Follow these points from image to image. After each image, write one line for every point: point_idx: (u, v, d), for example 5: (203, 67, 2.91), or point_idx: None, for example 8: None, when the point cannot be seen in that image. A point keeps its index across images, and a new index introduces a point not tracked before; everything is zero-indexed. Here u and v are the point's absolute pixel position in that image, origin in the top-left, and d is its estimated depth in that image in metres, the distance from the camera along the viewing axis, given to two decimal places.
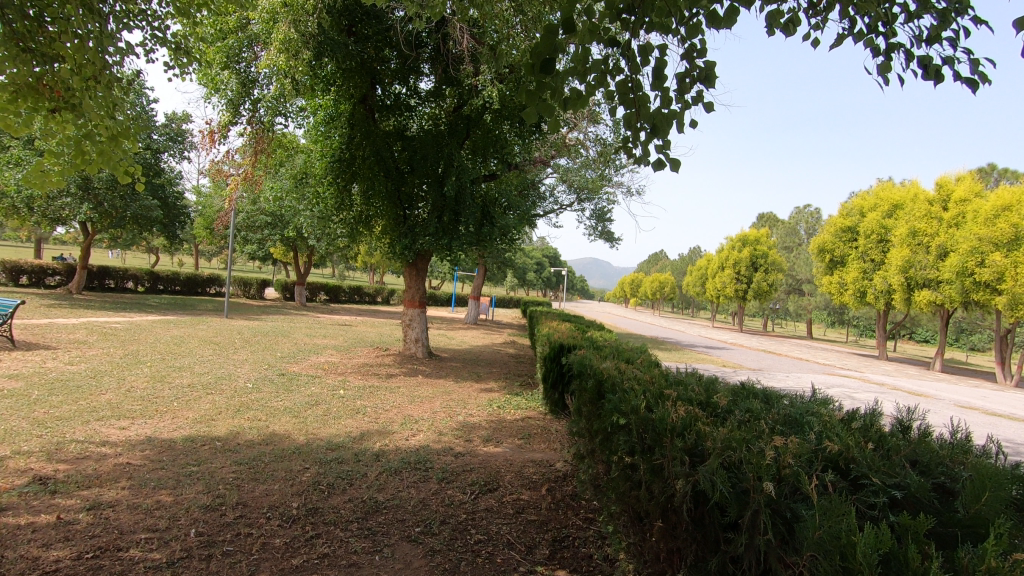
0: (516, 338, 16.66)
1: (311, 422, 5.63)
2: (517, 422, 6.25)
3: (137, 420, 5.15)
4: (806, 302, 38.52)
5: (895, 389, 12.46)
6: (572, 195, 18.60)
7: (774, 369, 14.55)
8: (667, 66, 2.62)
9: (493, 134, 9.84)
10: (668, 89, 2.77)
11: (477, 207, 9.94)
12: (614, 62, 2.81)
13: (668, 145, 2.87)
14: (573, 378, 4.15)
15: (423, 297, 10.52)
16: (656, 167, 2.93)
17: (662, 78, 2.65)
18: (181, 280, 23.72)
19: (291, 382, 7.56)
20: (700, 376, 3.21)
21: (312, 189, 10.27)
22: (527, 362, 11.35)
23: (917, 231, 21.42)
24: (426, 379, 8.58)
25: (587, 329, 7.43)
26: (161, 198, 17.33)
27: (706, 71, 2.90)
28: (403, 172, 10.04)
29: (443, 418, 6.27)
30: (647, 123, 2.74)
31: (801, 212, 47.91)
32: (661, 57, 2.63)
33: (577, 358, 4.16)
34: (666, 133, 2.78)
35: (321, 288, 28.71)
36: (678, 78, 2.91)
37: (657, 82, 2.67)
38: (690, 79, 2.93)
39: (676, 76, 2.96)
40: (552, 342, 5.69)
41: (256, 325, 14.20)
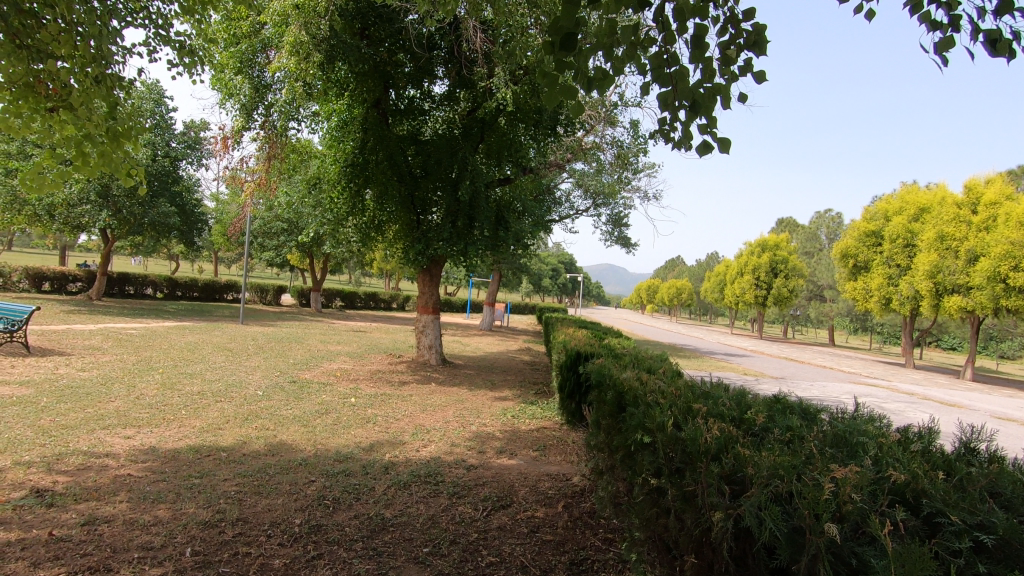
0: (531, 345, 16.46)
1: (319, 432, 5.48)
2: (532, 432, 6.02)
3: (142, 428, 5.04)
4: (828, 309, 37.72)
5: (926, 399, 12.00)
6: (588, 200, 18.39)
7: (798, 377, 14.15)
8: (707, 33, 2.41)
9: (507, 137, 9.71)
10: (710, 60, 2.55)
11: (491, 212, 9.78)
12: (646, 37, 2.61)
13: (714, 124, 2.65)
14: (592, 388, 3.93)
15: (437, 303, 10.37)
16: (703, 150, 2.71)
17: (702, 48, 2.44)
18: (199, 286, 23.96)
19: (302, 389, 7.44)
20: (729, 388, 2.96)
21: (324, 194, 10.20)
22: (542, 369, 11.12)
23: (946, 235, 20.78)
24: (439, 387, 8.39)
25: (605, 337, 7.18)
26: (179, 205, 17.52)
27: (755, 36, 2.68)
28: (417, 176, 9.96)
29: (455, 428, 6.07)
30: (688, 100, 2.54)
31: (821, 217, 47.11)
32: (701, 24, 2.42)
33: (595, 367, 3.95)
34: (710, 109, 2.56)
35: (337, 294, 28.81)
36: (721, 47, 2.70)
37: (697, 53, 2.47)
38: (735, 47, 2.71)
39: (720, 45, 2.76)
40: (568, 349, 5.48)
41: (270, 331, 14.18)
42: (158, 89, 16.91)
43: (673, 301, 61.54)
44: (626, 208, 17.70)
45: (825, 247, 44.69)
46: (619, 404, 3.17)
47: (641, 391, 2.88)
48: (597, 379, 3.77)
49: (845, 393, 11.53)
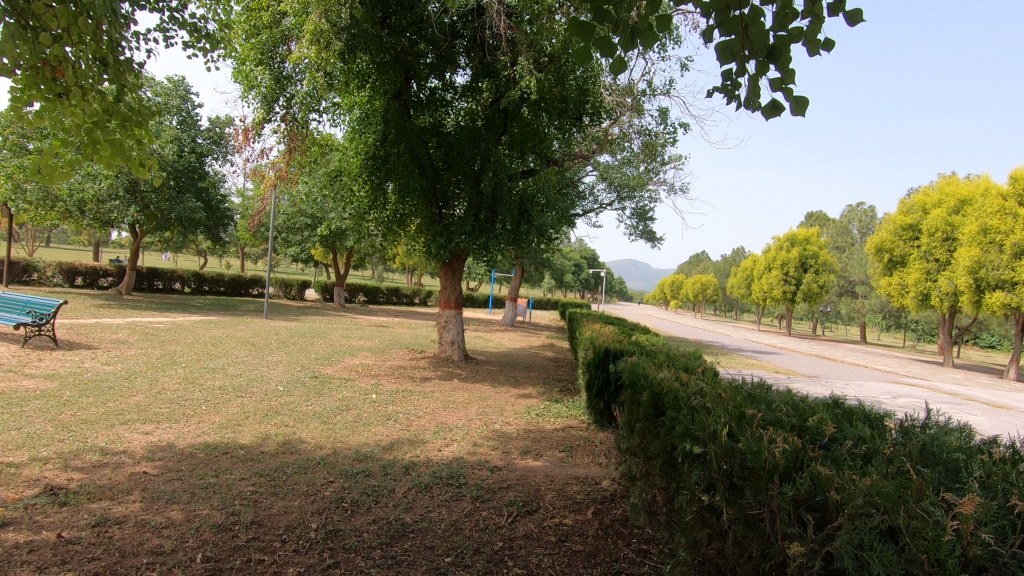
0: (554, 341, 16.20)
1: (340, 429, 5.35)
2: (558, 432, 5.80)
3: (161, 424, 4.97)
4: (859, 305, 36.62)
5: (970, 399, 11.44)
6: (612, 193, 18.05)
7: (832, 376, 13.66)
8: None
9: (531, 128, 9.48)
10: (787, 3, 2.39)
11: (515, 205, 9.55)
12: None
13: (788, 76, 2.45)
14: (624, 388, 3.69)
15: (459, 298, 10.20)
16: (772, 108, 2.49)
17: None
18: (226, 282, 24.26)
19: (323, 385, 7.34)
20: (781, 391, 2.69)
21: (346, 188, 10.09)
22: (567, 366, 10.89)
23: (989, 228, 19.86)
24: (461, 383, 8.22)
25: (633, 333, 6.92)
26: (205, 200, 17.71)
27: None
28: (439, 169, 9.80)
29: (478, 426, 5.88)
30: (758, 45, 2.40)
31: (853, 210, 45.77)
32: None
33: (627, 366, 3.72)
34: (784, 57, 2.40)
35: (360, 290, 28.93)
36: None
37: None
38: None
39: None
40: (596, 346, 5.24)
41: (293, 326, 14.20)
42: (183, 87, 17.24)
43: (698, 297, 60.52)
44: (652, 201, 17.33)
45: (857, 242, 43.38)
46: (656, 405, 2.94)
47: (682, 393, 2.65)
48: (629, 379, 3.54)
49: (883, 393, 11.09)
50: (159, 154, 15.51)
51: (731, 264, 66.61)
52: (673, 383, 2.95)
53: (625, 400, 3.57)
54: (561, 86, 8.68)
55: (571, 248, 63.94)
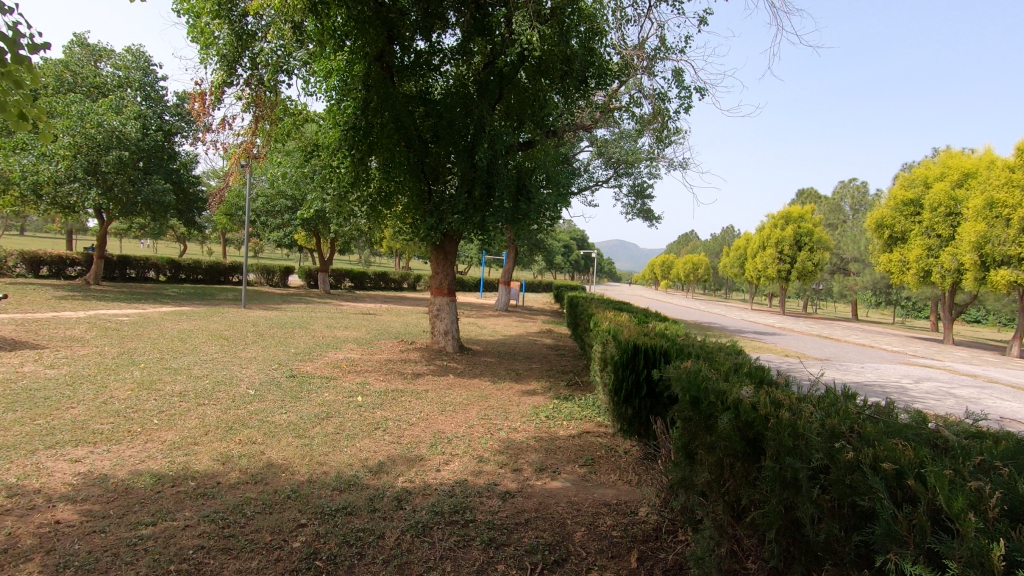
0: (552, 327, 15.39)
1: (318, 446, 4.48)
2: (574, 440, 5.00)
3: (98, 446, 4.07)
4: (852, 282, 36.29)
5: (991, 382, 10.96)
6: (608, 170, 17.16)
7: (845, 359, 13.04)
8: None
9: (529, 94, 8.58)
10: None
11: (512, 179, 8.66)
12: None
13: None
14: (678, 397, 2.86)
15: (452, 284, 9.32)
16: None
17: None
18: (203, 269, 23.10)
19: (302, 385, 6.47)
20: (947, 429, 1.88)
21: (323, 164, 9.07)
22: (569, 355, 10.13)
23: (995, 202, 19.26)
24: (458, 380, 7.38)
25: (651, 322, 6.13)
26: (175, 182, 16.56)
27: None
28: (426, 141, 8.90)
29: (482, 435, 5.04)
30: None
31: (845, 187, 44.87)
32: None
33: (684, 373, 2.85)
34: None
35: (346, 275, 27.83)
36: None
37: None
38: None
39: None
40: (623, 343, 4.43)
41: (273, 316, 13.24)
42: (144, 59, 16.37)
43: (690, 277, 59.97)
44: (651, 177, 16.45)
45: (849, 219, 42.86)
46: (749, 433, 2.11)
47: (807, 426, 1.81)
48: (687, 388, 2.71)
49: (904, 378, 10.52)
50: (120, 132, 14.29)
51: (721, 244, 66.11)
52: (773, 406, 2.11)
53: (682, 415, 2.75)
54: (564, 44, 7.71)
55: (561, 228, 62.86)
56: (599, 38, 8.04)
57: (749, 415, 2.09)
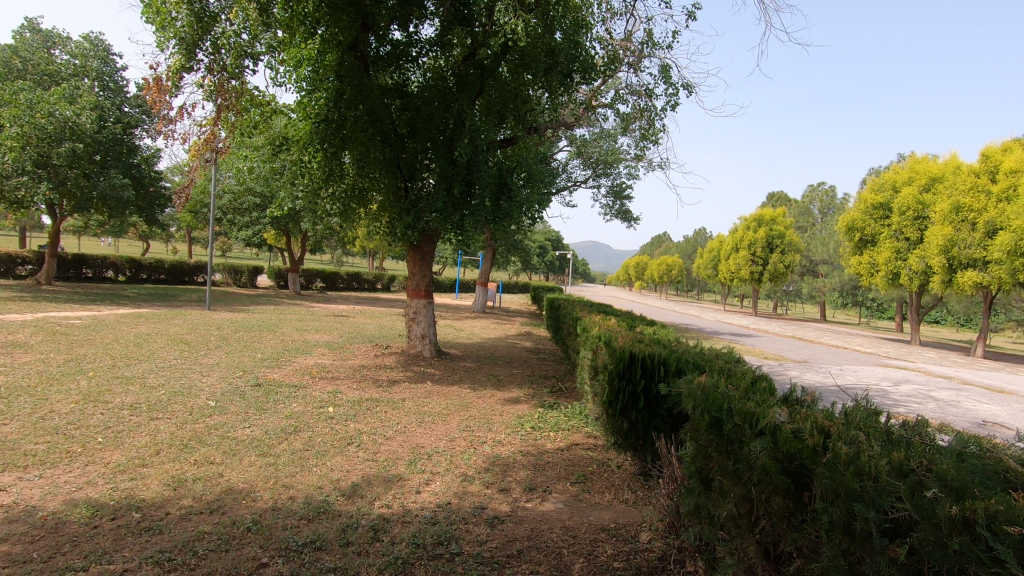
0: (531, 329, 15.07)
1: (284, 466, 4.05)
2: (563, 455, 4.69)
3: (28, 472, 3.58)
4: (822, 284, 37.04)
5: (964, 383, 11.13)
6: (586, 170, 16.98)
7: (823, 361, 13.04)
8: None
9: (510, 89, 8.29)
10: None
11: (493, 176, 8.34)
12: None
13: None
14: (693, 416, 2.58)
15: (429, 285, 8.93)
16: None
17: None
18: (166, 268, 22.10)
19: (268, 395, 5.99)
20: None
21: (292, 159, 8.57)
22: (550, 359, 9.84)
23: (962, 206, 19.74)
24: (437, 387, 6.99)
25: (641, 327, 5.88)
26: (135, 177, 15.74)
27: None
28: (403, 135, 8.52)
29: (464, 450, 4.68)
30: None
31: (814, 190, 45.66)
32: None
33: (700, 389, 2.56)
34: None
35: (318, 275, 27.06)
36: None
37: None
38: None
39: None
40: (618, 352, 4.13)
41: (239, 318, 12.61)
42: (103, 47, 15.51)
43: (663, 278, 60.49)
44: (630, 178, 16.32)
45: (818, 222, 43.73)
46: (792, 468, 1.82)
47: (872, 468, 1.53)
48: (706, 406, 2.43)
49: (883, 380, 10.52)
50: (73, 122, 13.46)
51: (694, 246, 66.88)
52: (819, 435, 1.83)
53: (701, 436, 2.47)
54: (548, 36, 7.43)
55: (537, 229, 62.71)
56: (584, 31, 7.76)
57: (791, 445, 1.80)
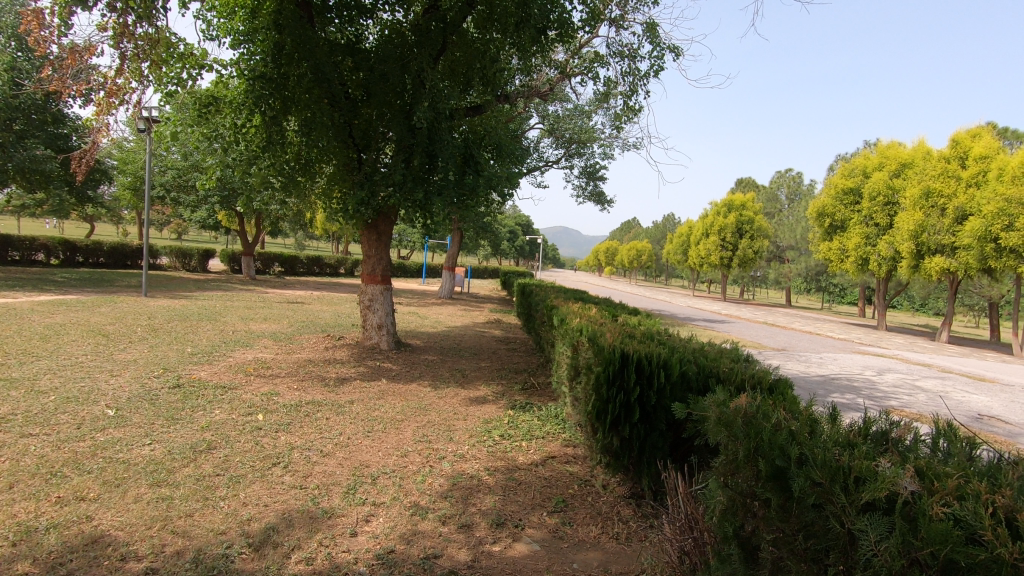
0: (500, 317, 14.25)
1: (180, 501, 3.13)
2: (539, 474, 3.91)
3: None
4: (787, 269, 37.32)
5: (946, 371, 10.87)
6: (558, 150, 16.16)
7: (801, 349, 12.67)
8: None
9: (477, 48, 7.38)
10: None
11: (458, 147, 7.36)
12: None
13: None
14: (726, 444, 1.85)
15: (386, 269, 7.99)
16: None
17: None
18: (106, 251, 20.40)
19: (186, 400, 5.02)
20: None
21: (226, 124, 7.43)
22: (521, 350, 9.09)
23: (932, 192, 19.73)
24: (393, 386, 6.12)
25: (625, 318, 5.17)
26: (62, 150, 14.26)
27: None
28: (357, 100, 7.52)
29: (418, 469, 3.83)
30: None
31: (781, 177, 45.84)
32: None
33: (738, 414, 1.82)
34: None
35: (275, 259, 25.63)
36: None
37: None
38: None
39: None
40: (606, 350, 3.36)
41: (177, 306, 11.39)
42: None
43: (633, 263, 60.40)
44: (604, 158, 15.56)
45: (785, 208, 44.03)
46: None
47: None
48: (751, 439, 1.70)
49: (866, 369, 10.12)
50: None
51: (663, 231, 66.99)
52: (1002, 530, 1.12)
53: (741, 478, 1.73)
54: None
55: (507, 212, 61.74)
56: None
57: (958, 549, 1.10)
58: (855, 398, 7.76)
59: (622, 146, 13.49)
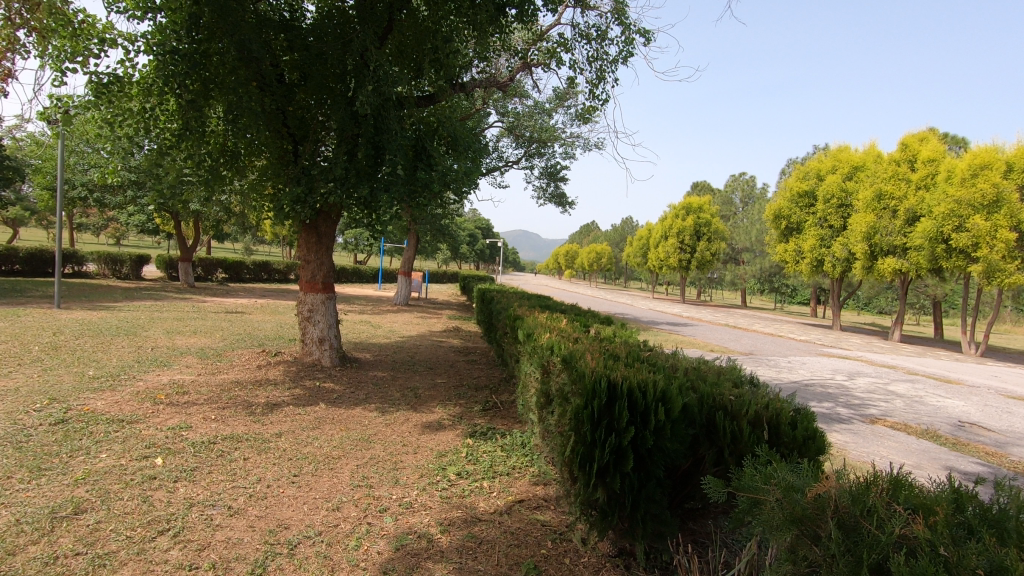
0: (458, 325, 13.43)
1: None
2: (503, 528, 3.16)
3: None
4: (743, 272, 37.88)
5: (914, 374, 10.72)
6: (517, 149, 15.49)
7: (768, 353, 12.36)
8: None
9: (428, 28, 6.63)
10: None
11: (408, 139, 6.57)
12: None
13: None
14: (796, 545, 1.52)
15: (328, 276, 7.12)
16: None
17: None
18: (22, 258, 18.48)
19: (65, 443, 4.03)
20: None
21: (134, 109, 6.36)
22: (481, 362, 8.33)
23: (883, 194, 20.11)
24: (332, 412, 5.25)
25: (600, 330, 4.52)
26: None
27: None
28: (292, 84, 6.66)
29: (352, 531, 3.04)
30: None
31: (735, 181, 46.63)
32: None
33: (831, 504, 1.48)
34: None
35: (218, 265, 24.00)
36: None
37: None
38: None
39: None
40: (588, 377, 2.68)
41: (92, 319, 10.08)
42: None
43: (593, 266, 60.39)
44: (566, 158, 14.99)
45: (739, 211, 44.79)
46: None
47: None
48: (863, 560, 1.36)
49: (837, 374, 9.83)
50: None
51: (622, 234, 67.57)
52: None
53: None
54: None
55: (466, 216, 60.95)
56: None
57: None
58: (834, 406, 7.35)
59: (584, 145, 12.94)
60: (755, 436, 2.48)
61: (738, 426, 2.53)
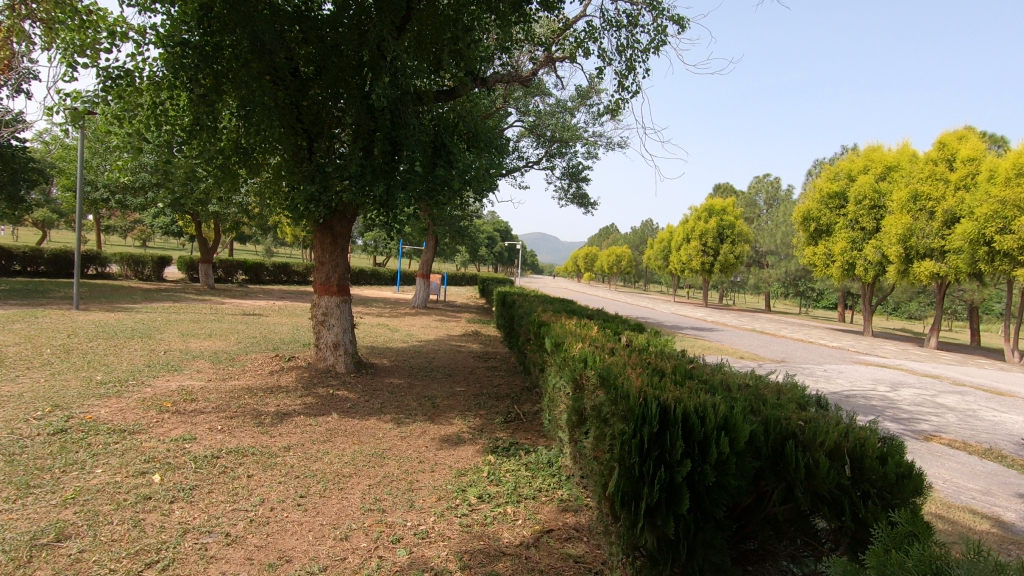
0: (477, 328, 13.09)
1: None
2: (531, 565, 2.78)
3: None
4: (767, 275, 36.95)
5: (960, 385, 10.05)
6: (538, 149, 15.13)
7: (800, 361, 11.77)
8: None
9: (445, 17, 6.29)
10: None
11: (426, 134, 6.24)
12: None
13: None
14: None
15: (344, 278, 6.84)
16: None
17: None
18: (47, 258, 18.67)
19: (61, 455, 3.77)
20: None
21: (146, 105, 6.16)
22: (501, 369, 7.96)
23: (919, 194, 19.28)
24: (345, 423, 4.93)
25: (635, 338, 4.11)
26: None
27: None
28: (306, 77, 6.42)
29: (361, 565, 2.69)
30: None
31: (760, 182, 45.59)
32: None
33: None
34: None
35: (238, 267, 24.08)
36: None
37: None
38: None
39: None
40: (633, 398, 2.31)
41: (109, 321, 9.97)
42: None
43: (613, 269, 59.70)
44: (589, 158, 14.57)
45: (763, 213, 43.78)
46: None
47: None
48: None
49: (879, 384, 9.23)
50: None
51: (643, 237, 66.72)
52: None
53: None
54: None
55: (485, 219, 60.77)
56: None
57: None
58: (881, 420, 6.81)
59: (608, 143, 12.52)
60: (835, 471, 2.05)
61: (812, 458, 2.11)
